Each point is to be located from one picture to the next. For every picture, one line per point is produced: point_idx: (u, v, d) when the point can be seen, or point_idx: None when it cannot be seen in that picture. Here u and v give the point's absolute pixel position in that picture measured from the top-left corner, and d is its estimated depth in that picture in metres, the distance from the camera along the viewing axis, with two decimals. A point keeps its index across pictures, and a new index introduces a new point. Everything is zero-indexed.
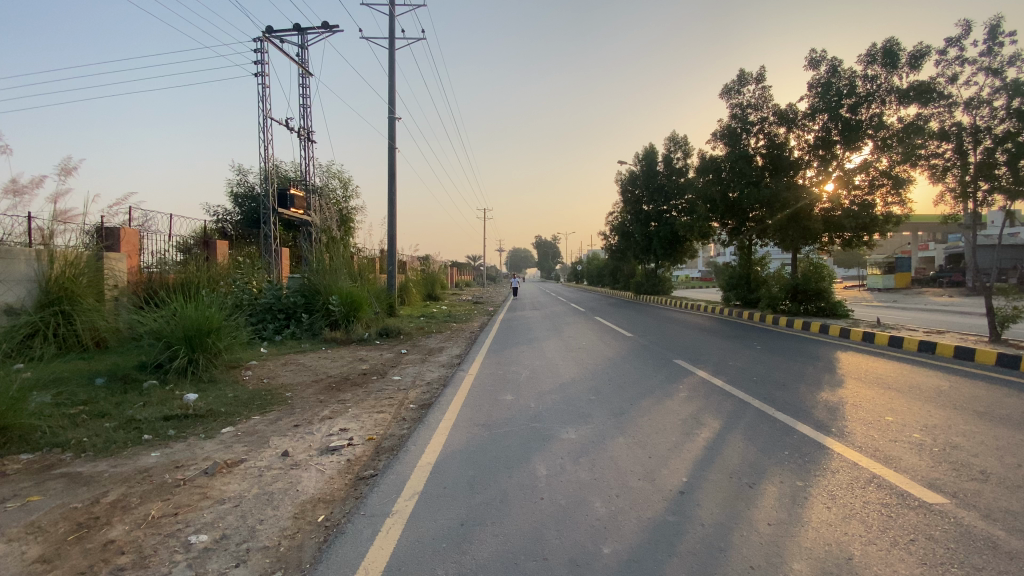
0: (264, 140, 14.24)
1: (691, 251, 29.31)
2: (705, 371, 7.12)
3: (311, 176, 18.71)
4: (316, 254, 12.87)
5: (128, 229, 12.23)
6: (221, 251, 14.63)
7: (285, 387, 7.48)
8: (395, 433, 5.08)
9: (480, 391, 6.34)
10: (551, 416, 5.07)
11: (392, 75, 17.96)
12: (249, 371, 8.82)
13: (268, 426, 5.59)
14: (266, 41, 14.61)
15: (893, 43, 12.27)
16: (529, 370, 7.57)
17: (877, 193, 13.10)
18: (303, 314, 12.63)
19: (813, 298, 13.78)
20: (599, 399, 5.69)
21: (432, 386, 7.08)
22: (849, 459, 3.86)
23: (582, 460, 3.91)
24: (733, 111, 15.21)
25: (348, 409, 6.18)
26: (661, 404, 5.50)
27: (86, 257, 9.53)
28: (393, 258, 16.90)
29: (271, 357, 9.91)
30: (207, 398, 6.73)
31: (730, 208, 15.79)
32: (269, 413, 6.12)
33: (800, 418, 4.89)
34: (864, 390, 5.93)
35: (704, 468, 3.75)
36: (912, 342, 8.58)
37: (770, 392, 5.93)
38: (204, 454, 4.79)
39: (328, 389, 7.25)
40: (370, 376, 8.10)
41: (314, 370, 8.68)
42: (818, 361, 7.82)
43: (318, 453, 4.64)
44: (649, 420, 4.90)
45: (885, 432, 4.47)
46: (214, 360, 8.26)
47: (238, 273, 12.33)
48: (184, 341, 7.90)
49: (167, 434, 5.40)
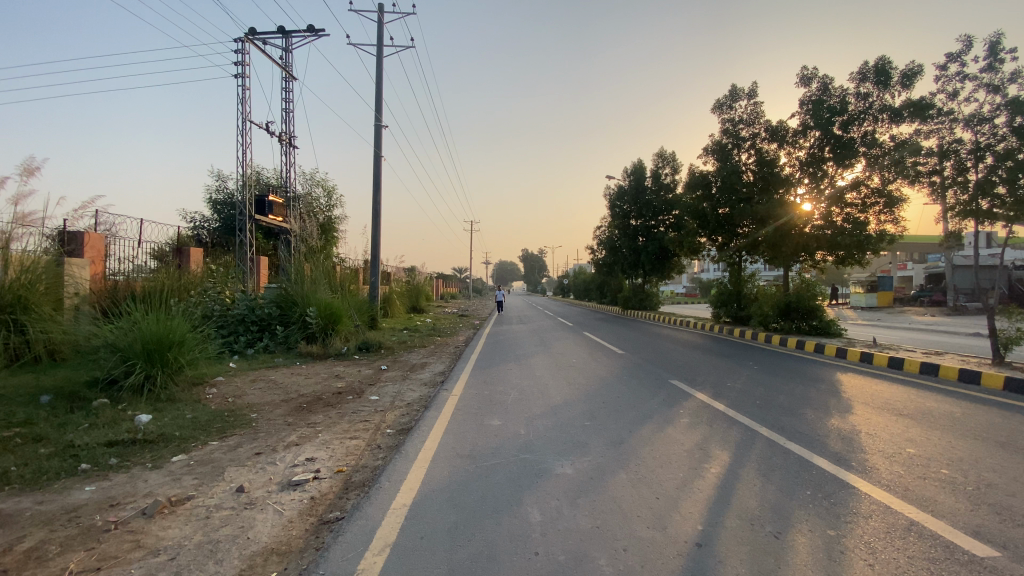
0: (243, 143, 13.62)
1: (679, 267, 29.15)
2: (705, 393, 6.70)
3: (293, 183, 18.08)
4: (295, 264, 12.29)
5: (94, 234, 11.59)
6: (195, 258, 13.93)
7: (250, 407, 6.85)
8: (369, 464, 4.53)
9: (465, 415, 5.81)
10: (544, 446, 4.58)
11: (380, 83, 17.58)
12: (214, 389, 8.16)
13: (226, 454, 4.99)
14: (247, 42, 14.02)
15: (885, 62, 12.29)
16: (518, 390, 7.05)
17: (870, 211, 13.00)
18: (277, 326, 11.97)
19: (806, 316, 13.51)
20: (595, 425, 5.22)
21: (413, 408, 6.53)
22: (880, 502, 3.43)
23: (581, 502, 3.42)
24: (724, 126, 15.05)
25: (318, 434, 5.59)
26: (662, 431, 5.05)
27: (44, 262, 8.89)
28: (376, 268, 16.34)
29: (239, 372, 9.24)
30: (162, 420, 6.09)
31: (721, 224, 15.58)
32: (230, 438, 5.50)
33: (815, 449, 4.48)
34: (875, 416, 5.57)
35: (720, 511, 3.29)
36: (914, 364, 8.30)
37: (777, 418, 5.52)
38: (146, 490, 4.17)
39: (299, 411, 6.64)
40: (345, 395, 7.50)
41: (286, 388, 8.05)
42: (819, 383, 7.46)
43: (278, 489, 4.07)
44: (652, 451, 4.44)
45: (911, 467, 4.08)
46: (176, 376, 7.60)
47: (210, 282, 11.70)
48: (143, 355, 7.24)
49: (109, 463, 4.76)
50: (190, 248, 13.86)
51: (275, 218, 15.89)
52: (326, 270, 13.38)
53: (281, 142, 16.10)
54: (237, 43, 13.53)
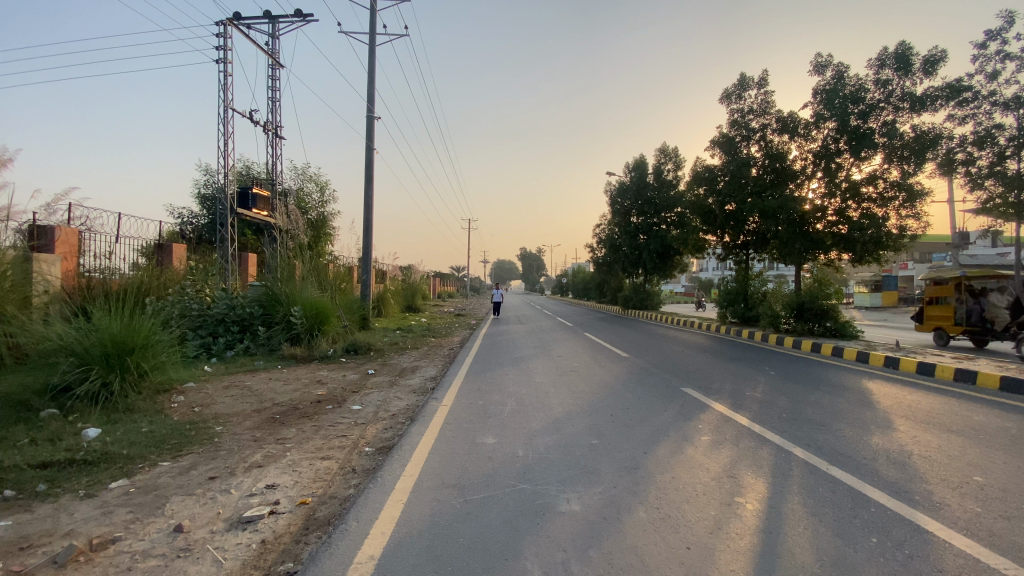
0: (225, 133, 12.83)
1: (681, 266, 28.49)
2: (723, 404, 6.02)
3: (281, 177, 17.28)
4: (280, 262, 11.54)
5: (67, 229, 10.83)
6: (178, 254, 13.16)
7: (217, 418, 6.13)
8: (338, 494, 3.83)
9: (455, 430, 5.11)
10: (545, 472, 3.90)
11: (372, 74, 16.85)
12: (181, 396, 7.42)
13: (174, 479, 4.29)
14: (229, 26, 13.18)
15: (905, 47, 11.67)
16: (515, 400, 6.34)
17: (889, 206, 12.23)
18: (260, 327, 11.23)
19: (820, 317, 12.74)
20: (603, 445, 4.52)
21: (398, 420, 5.81)
22: (966, 555, 2.75)
23: (594, 555, 2.72)
24: (733, 118, 14.34)
25: (286, 453, 4.90)
26: (683, 452, 4.35)
27: (9, 257, 8.13)
28: (368, 266, 15.63)
29: (213, 377, 8.50)
30: (112, 435, 5.37)
31: (729, 220, 14.85)
32: (185, 458, 4.80)
33: (866, 478, 3.80)
34: (922, 433, 4.89)
35: (770, 568, 2.61)
36: (946, 370, 7.61)
37: (811, 435, 4.85)
38: (67, 527, 3.46)
39: (270, 423, 5.93)
40: (324, 405, 6.77)
41: (260, 395, 7.31)
42: (846, 391, 6.79)
43: (226, 527, 3.38)
44: (672, 479, 3.76)
45: (988, 503, 3.39)
46: (138, 384, 6.86)
47: (189, 280, 11.00)
48: (101, 360, 6.51)
49: (35, 489, 4.06)
50: (173, 246, 13.11)
51: (259, 212, 15.11)
52: (315, 267, 12.65)
53: (267, 133, 15.32)
54: (218, 26, 12.70)
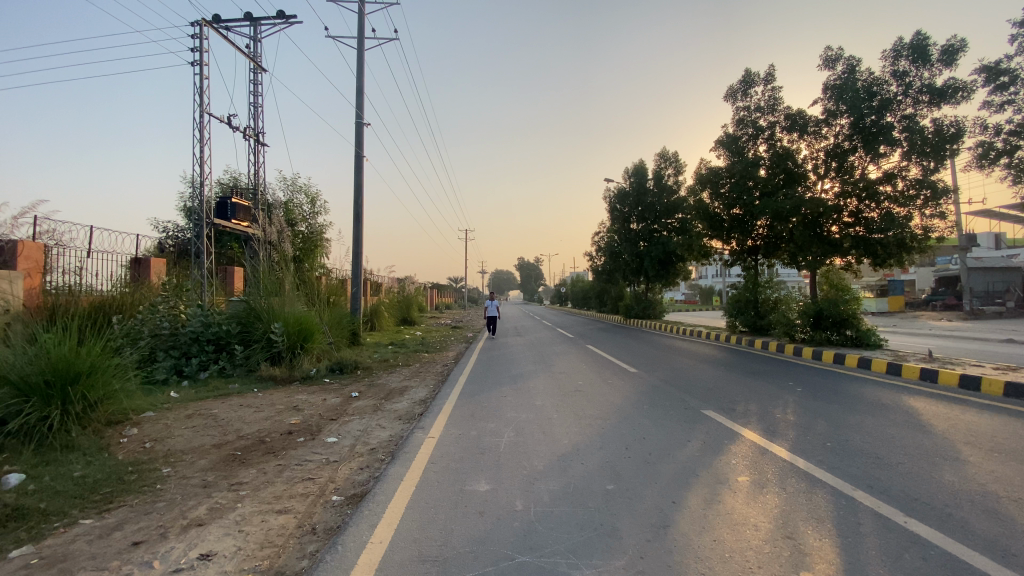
0: (201, 139, 12.13)
1: (683, 273, 27.68)
2: (754, 431, 5.19)
3: (265, 186, 16.53)
4: (262, 275, 10.71)
5: (30, 243, 9.73)
6: (155, 270, 12.34)
7: (168, 456, 5.28)
8: (287, 569, 2.99)
9: (441, 474, 4.26)
10: (551, 535, 3.06)
11: (359, 78, 16.23)
12: (135, 429, 6.55)
13: (92, 545, 3.44)
14: (206, 27, 12.53)
15: (922, 37, 11.04)
16: (513, 430, 5.52)
17: (911, 205, 11.47)
18: (237, 346, 10.33)
19: (838, 326, 11.92)
20: (620, 491, 3.70)
21: (376, 458, 4.97)
22: None
23: None
24: (739, 115, 13.69)
25: (236, 504, 4.05)
26: (719, 500, 3.52)
27: None
28: (358, 278, 14.82)
29: (177, 406, 7.60)
30: (38, 482, 4.52)
31: (735, 224, 14.14)
32: (112, 513, 3.95)
33: (963, 537, 2.96)
34: (1000, 467, 4.06)
35: None
36: (994, 385, 6.81)
37: (868, 471, 4.02)
38: None
39: (227, 464, 5.06)
40: (295, 438, 5.92)
41: (225, 426, 6.45)
42: (888, 411, 5.96)
43: None
44: (715, 544, 2.93)
45: None
46: (84, 418, 5.96)
47: (161, 297, 10.11)
48: (39, 391, 5.60)
49: None
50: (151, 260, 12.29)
51: (240, 223, 14.40)
52: (298, 280, 11.84)
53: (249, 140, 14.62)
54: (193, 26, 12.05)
